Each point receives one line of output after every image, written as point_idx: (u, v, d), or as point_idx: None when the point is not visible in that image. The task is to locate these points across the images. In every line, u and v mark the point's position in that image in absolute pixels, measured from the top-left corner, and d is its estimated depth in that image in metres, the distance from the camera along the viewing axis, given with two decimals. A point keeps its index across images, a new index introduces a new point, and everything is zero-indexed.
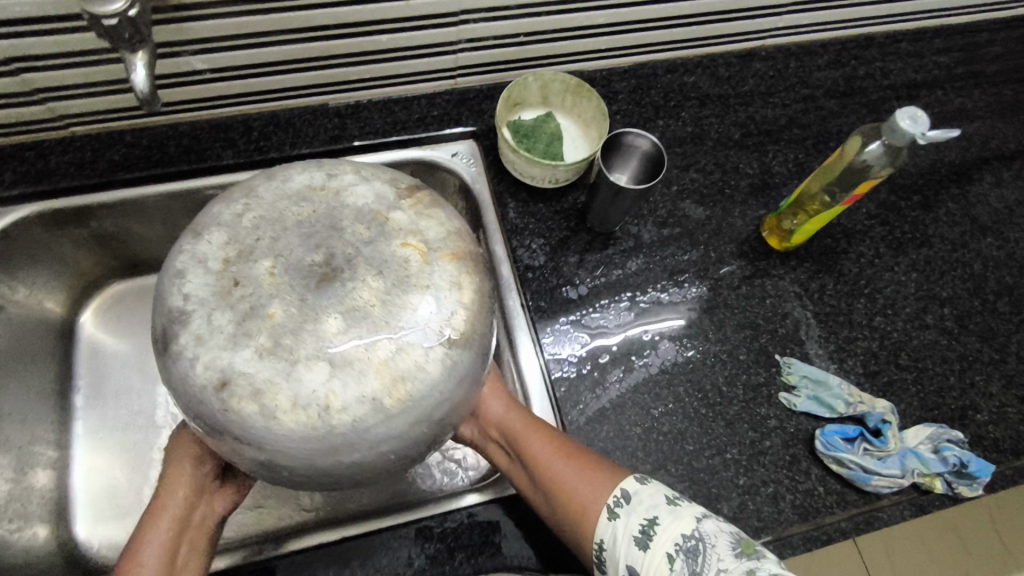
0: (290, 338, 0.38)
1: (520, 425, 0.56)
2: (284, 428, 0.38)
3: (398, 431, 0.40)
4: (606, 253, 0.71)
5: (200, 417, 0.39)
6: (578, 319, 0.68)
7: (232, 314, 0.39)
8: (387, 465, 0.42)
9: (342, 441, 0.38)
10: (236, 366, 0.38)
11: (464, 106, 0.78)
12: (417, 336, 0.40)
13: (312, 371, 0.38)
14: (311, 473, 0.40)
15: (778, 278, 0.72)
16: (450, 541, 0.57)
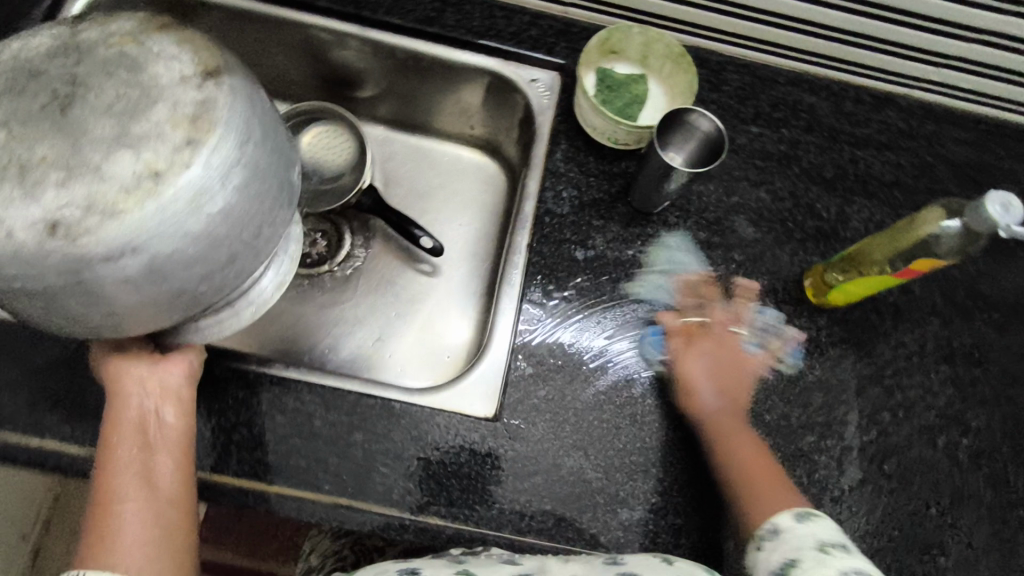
0: (74, 157, 0.38)
1: (731, 403, 0.61)
2: (132, 220, 0.38)
3: (233, 156, 0.41)
4: (632, 232, 0.68)
5: (60, 273, 0.38)
6: (572, 280, 0.66)
7: (12, 180, 0.38)
8: (257, 205, 0.43)
9: (194, 188, 0.40)
10: (49, 206, 0.38)
11: (560, 37, 0.75)
12: (182, 88, 0.41)
13: (115, 160, 0.38)
14: (205, 252, 0.41)
15: (797, 330, 0.66)
16: (356, 419, 0.58)
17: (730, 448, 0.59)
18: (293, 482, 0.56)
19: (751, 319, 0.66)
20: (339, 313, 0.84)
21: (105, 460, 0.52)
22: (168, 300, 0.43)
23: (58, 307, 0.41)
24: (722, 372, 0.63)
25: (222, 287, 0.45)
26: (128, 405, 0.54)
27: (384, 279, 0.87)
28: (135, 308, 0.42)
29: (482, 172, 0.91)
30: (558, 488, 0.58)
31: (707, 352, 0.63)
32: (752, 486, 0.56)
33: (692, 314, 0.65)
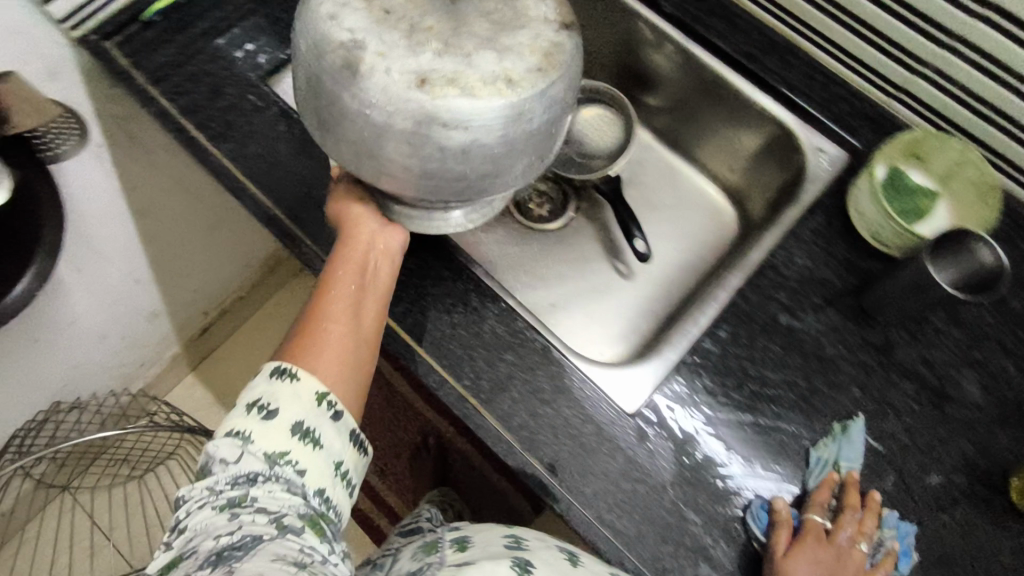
0: (451, 36, 0.49)
1: None
2: (480, 105, 0.49)
3: (556, 90, 0.52)
4: (850, 328, 0.64)
5: (409, 117, 0.49)
6: (764, 340, 0.63)
7: (401, 31, 0.49)
8: (546, 134, 0.54)
9: (526, 103, 0.50)
10: (424, 64, 0.48)
11: (868, 123, 0.73)
12: (541, 25, 0.52)
13: (484, 56, 0.49)
14: (499, 151, 0.52)
15: (970, 513, 0.59)
16: (517, 344, 0.62)
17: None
18: (445, 363, 0.62)
19: (873, 536, 0.56)
20: (531, 266, 0.89)
21: (326, 286, 0.59)
22: (451, 179, 0.53)
23: (381, 145, 0.51)
24: None
25: (486, 190, 0.55)
26: (354, 248, 0.61)
27: (581, 259, 0.91)
28: (428, 175, 0.53)
29: (717, 214, 0.92)
30: (651, 507, 0.58)
31: (813, 556, 0.54)
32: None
33: (818, 515, 0.56)
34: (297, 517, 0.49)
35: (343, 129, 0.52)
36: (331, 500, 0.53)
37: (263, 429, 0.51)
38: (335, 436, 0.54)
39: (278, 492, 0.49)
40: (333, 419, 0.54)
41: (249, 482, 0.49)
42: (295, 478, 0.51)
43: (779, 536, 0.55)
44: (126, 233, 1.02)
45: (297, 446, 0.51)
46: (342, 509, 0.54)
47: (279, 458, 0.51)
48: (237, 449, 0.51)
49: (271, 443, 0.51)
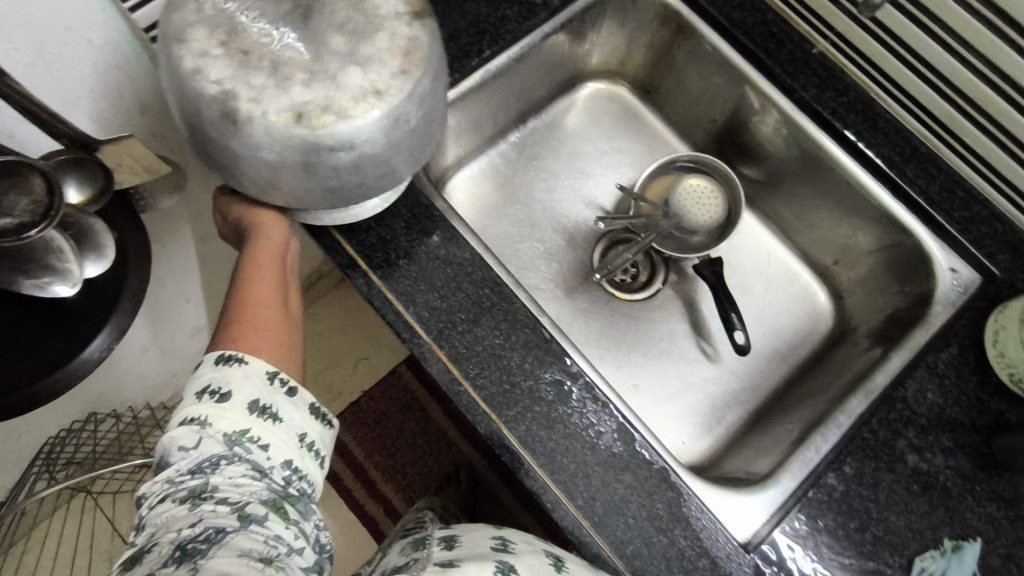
0: (315, 63, 0.47)
1: None
2: (357, 125, 0.48)
3: (425, 90, 0.51)
4: (977, 476, 0.61)
5: (296, 152, 0.48)
6: (884, 479, 0.61)
7: (265, 71, 0.47)
8: (426, 129, 0.54)
9: (402, 110, 0.49)
10: (295, 98, 0.47)
11: (1010, 251, 0.70)
12: (396, 21, 0.50)
13: (350, 74, 0.47)
14: (388, 155, 0.52)
15: None
16: (633, 462, 0.59)
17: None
18: (558, 478, 0.58)
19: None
20: (617, 341, 0.85)
21: (251, 281, 0.62)
22: (353, 187, 0.54)
23: (278, 176, 0.51)
24: None
25: (383, 188, 0.56)
26: (272, 239, 0.64)
27: (666, 335, 0.86)
28: (325, 189, 0.53)
29: (818, 309, 0.86)
30: None
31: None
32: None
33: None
34: (260, 504, 0.49)
35: (241, 165, 0.51)
36: (300, 470, 0.53)
37: (219, 411, 0.51)
38: (293, 410, 0.55)
39: (240, 478, 0.50)
40: (289, 396, 0.55)
41: (211, 468, 0.49)
42: (259, 458, 0.51)
43: None
44: (190, 257, 0.95)
45: (257, 423, 0.52)
46: (313, 479, 0.55)
47: (240, 438, 0.51)
48: (196, 435, 0.50)
49: (229, 424, 0.51)
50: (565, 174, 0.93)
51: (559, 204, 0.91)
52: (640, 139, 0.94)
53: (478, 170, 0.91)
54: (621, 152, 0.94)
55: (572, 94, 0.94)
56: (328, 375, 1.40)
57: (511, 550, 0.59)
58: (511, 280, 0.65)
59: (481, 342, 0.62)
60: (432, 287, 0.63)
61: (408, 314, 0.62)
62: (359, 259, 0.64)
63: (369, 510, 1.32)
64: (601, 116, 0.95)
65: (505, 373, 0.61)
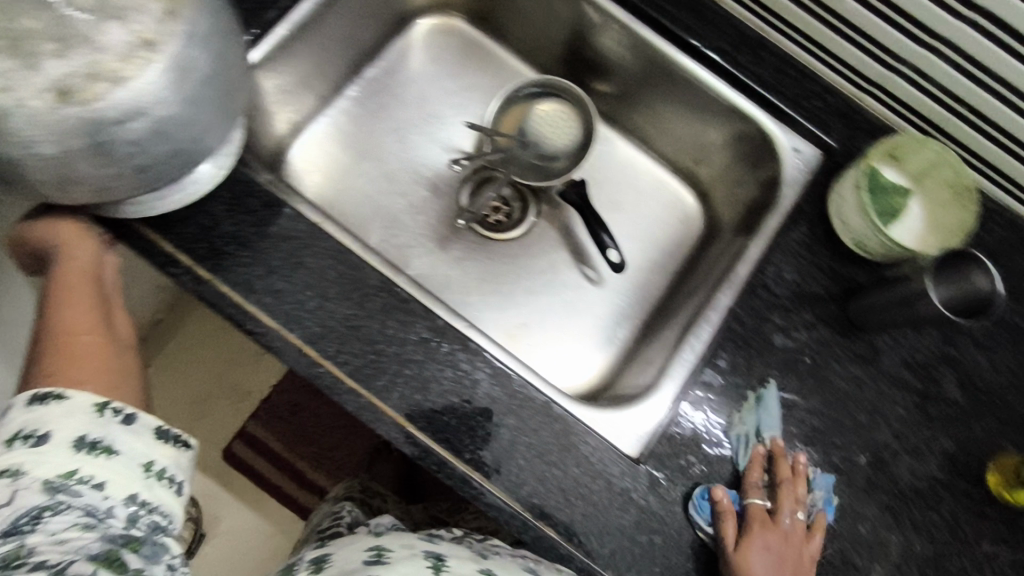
0: (63, 28, 0.40)
1: None
2: (139, 86, 0.41)
3: (207, 30, 0.44)
4: (839, 342, 0.64)
5: (81, 136, 0.41)
6: (756, 366, 0.63)
7: (3, 52, 0.39)
8: (225, 77, 0.48)
9: (187, 58, 0.43)
10: (51, 74, 0.39)
11: (843, 119, 0.72)
12: None
13: (109, 31, 0.41)
14: (192, 113, 0.45)
15: (959, 509, 0.62)
16: (514, 404, 0.58)
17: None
18: (440, 438, 0.57)
19: (805, 497, 0.60)
20: (497, 285, 0.84)
21: (65, 309, 0.56)
22: (167, 159, 0.47)
23: (71, 172, 0.44)
24: (778, 563, 0.56)
25: (203, 151, 0.50)
26: (82, 262, 0.57)
27: (546, 268, 0.86)
28: (135, 172, 0.46)
29: (687, 212, 0.87)
30: (671, 555, 0.57)
31: (763, 546, 0.56)
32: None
33: (760, 497, 0.59)
34: (89, 560, 0.43)
35: (20, 176, 0.44)
36: (148, 503, 0.49)
37: (37, 456, 0.45)
38: (131, 438, 0.50)
39: (68, 530, 0.44)
40: (125, 423, 0.50)
41: (29, 524, 0.43)
42: (92, 500, 0.46)
43: (726, 526, 0.56)
44: None
45: (86, 462, 0.47)
46: (168, 510, 0.50)
47: (65, 481, 0.45)
48: (7, 488, 0.44)
49: (51, 469, 0.45)
50: (414, 120, 0.87)
51: (410, 154, 0.86)
52: (486, 70, 0.90)
53: (319, 132, 0.84)
54: (469, 89, 0.89)
55: (405, 35, 0.88)
56: (229, 382, 1.32)
57: (382, 562, 0.51)
58: (357, 244, 0.60)
59: (334, 315, 0.58)
60: (270, 269, 0.58)
61: (249, 303, 0.57)
62: (180, 254, 0.58)
63: (304, 502, 1.29)
64: (441, 52, 0.89)
65: (367, 343, 0.58)
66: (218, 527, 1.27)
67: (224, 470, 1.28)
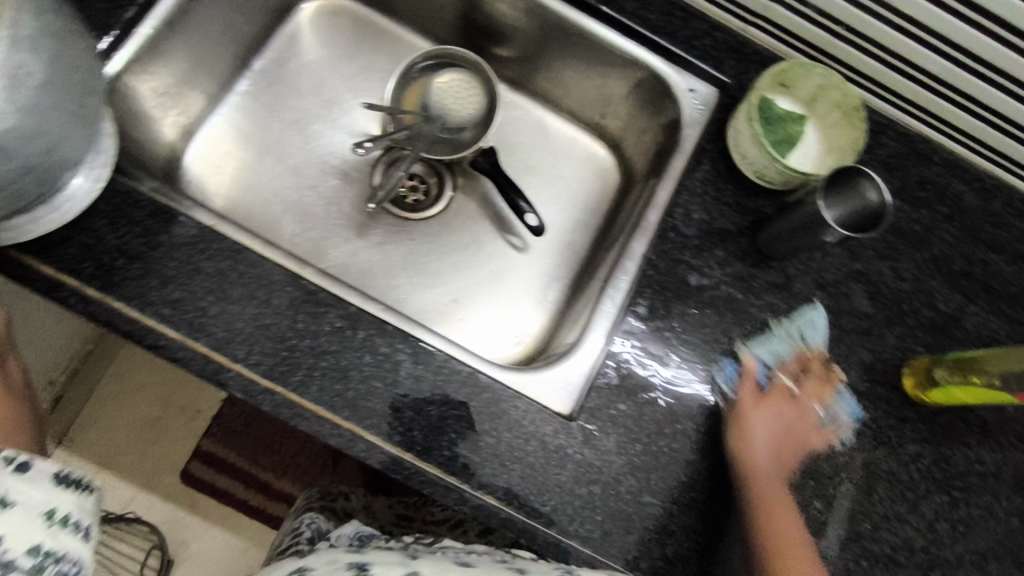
0: None
1: (767, 467, 0.59)
2: None
3: (37, 31, 0.41)
4: (751, 272, 0.66)
5: None
6: (675, 306, 0.64)
7: None
8: (67, 81, 0.45)
9: (15, 64, 0.40)
10: None
11: (732, 53, 0.72)
12: None
13: None
14: (31, 123, 0.43)
15: (880, 415, 0.65)
16: (438, 379, 0.58)
17: (778, 522, 0.58)
18: (365, 425, 0.56)
19: (831, 400, 0.63)
20: (421, 265, 0.83)
21: None
22: (15, 173, 0.45)
23: None
24: (782, 432, 0.61)
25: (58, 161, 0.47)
26: None
27: (470, 241, 0.85)
28: None
29: (600, 166, 0.88)
30: (610, 504, 0.58)
31: (771, 419, 0.61)
32: (795, 556, 0.57)
33: (785, 377, 0.63)
34: None
35: None
36: (53, 552, 0.46)
37: None
38: (28, 486, 0.46)
39: None
40: (21, 473, 0.46)
41: None
42: None
43: (743, 386, 0.61)
44: None
45: None
46: (75, 555, 0.48)
47: None
48: None
49: None
50: (313, 108, 0.84)
51: (314, 143, 0.84)
52: (381, 48, 0.87)
53: (215, 133, 0.81)
54: (365, 69, 0.86)
55: (290, 21, 0.85)
56: (175, 403, 1.28)
57: None
58: (255, 241, 0.59)
59: (239, 315, 0.56)
60: (165, 278, 0.56)
61: (146, 316, 0.55)
62: (64, 276, 0.55)
63: (272, 511, 1.27)
64: (332, 34, 0.86)
65: (278, 340, 0.56)
66: (187, 549, 1.22)
67: (183, 493, 1.25)
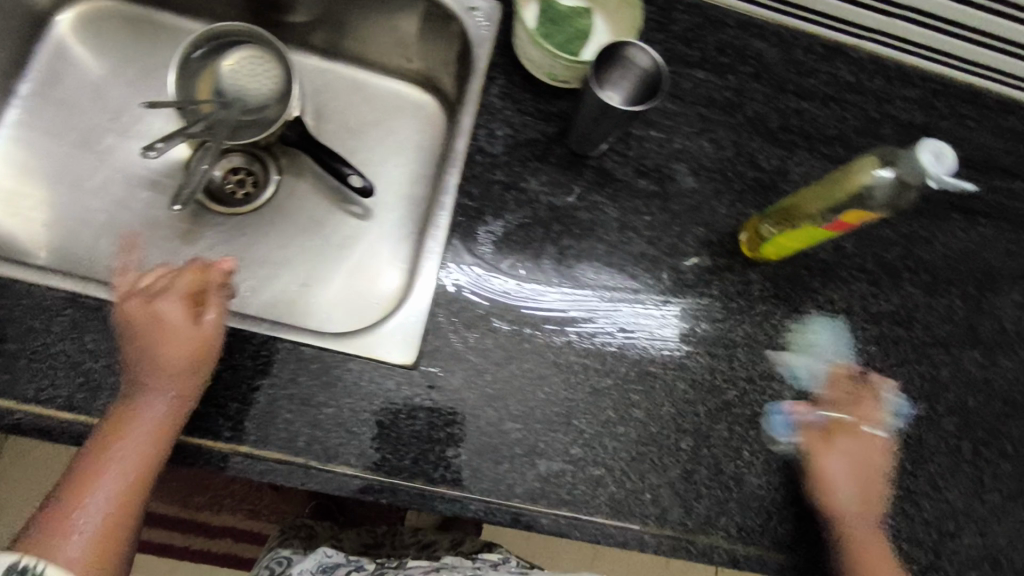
0: None
1: (853, 492, 0.60)
2: None
3: None
4: (567, 176, 0.64)
5: None
6: (499, 229, 0.62)
7: None
8: None
9: None
10: None
11: None
12: None
13: None
14: None
15: (726, 283, 0.65)
16: (261, 362, 0.55)
17: (868, 533, 0.60)
18: (191, 428, 0.53)
19: (879, 416, 0.63)
20: (262, 257, 0.78)
21: (132, 445, 0.49)
22: None
23: None
24: (858, 466, 0.61)
25: None
26: (174, 342, 0.52)
27: (310, 220, 0.81)
28: None
29: (421, 113, 0.85)
30: (473, 439, 0.57)
31: (847, 451, 0.61)
32: (868, 557, 0.59)
33: (841, 412, 0.62)
34: None
35: None
36: None
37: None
38: None
39: None
40: None
41: None
42: None
43: (808, 441, 0.61)
44: None
45: None
46: None
47: None
48: None
49: None
50: (100, 121, 0.78)
51: (110, 158, 0.77)
52: (160, 44, 0.81)
53: None
54: (150, 69, 0.81)
55: (47, 37, 0.78)
56: None
57: None
58: (25, 269, 0.54)
59: (21, 353, 0.52)
60: None
61: None
62: None
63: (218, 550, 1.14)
64: (103, 40, 0.80)
65: (72, 367, 0.52)
66: None
67: None
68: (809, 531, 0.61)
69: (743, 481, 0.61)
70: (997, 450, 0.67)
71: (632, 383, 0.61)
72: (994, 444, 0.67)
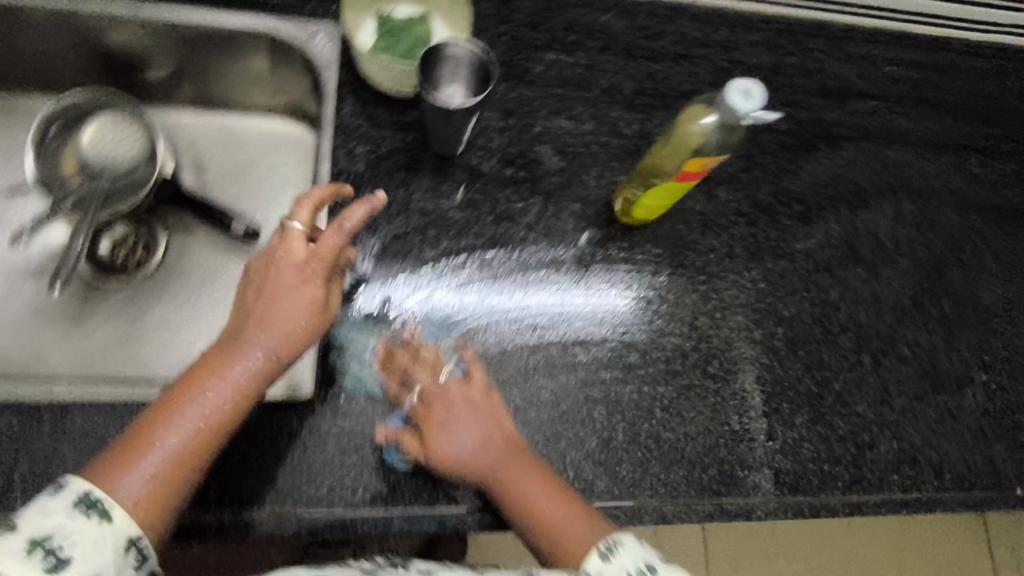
0: None
1: (495, 456, 0.56)
2: None
3: None
4: (436, 180, 0.66)
5: None
6: (377, 245, 0.63)
7: None
8: None
9: None
10: None
11: None
12: None
13: None
14: None
15: (609, 252, 0.67)
16: None
17: (536, 511, 0.54)
18: None
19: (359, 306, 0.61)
20: (164, 322, 0.77)
21: (206, 394, 0.48)
22: None
23: None
24: (481, 422, 0.57)
25: None
26: (290, 307, 0.52)
27: (206, 273, 0.80)
28: None
29: (298, 145, 0.84)
30: (387, 453, 0.58)
31: (465, 409, 0.57)
32: (558, 538, 0.52)
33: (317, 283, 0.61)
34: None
35: None
36: None
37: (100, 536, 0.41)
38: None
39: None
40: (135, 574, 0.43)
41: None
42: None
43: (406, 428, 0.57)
44: None
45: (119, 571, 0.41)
46: None
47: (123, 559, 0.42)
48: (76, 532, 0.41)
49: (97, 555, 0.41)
50: None
51: None
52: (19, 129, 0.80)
53: None
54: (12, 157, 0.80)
55: None
56: None
57: None
58: None
59: None
60: None
61: None
62: None
63: None
64: None
65: None
66: None
67: None
68: (730, 469, 0.63)
69: (662, 439, 0.62)
70: (895, 356, 0.70)
71: (534, 367, 0.62)
72: (892, 351, 0.70)
